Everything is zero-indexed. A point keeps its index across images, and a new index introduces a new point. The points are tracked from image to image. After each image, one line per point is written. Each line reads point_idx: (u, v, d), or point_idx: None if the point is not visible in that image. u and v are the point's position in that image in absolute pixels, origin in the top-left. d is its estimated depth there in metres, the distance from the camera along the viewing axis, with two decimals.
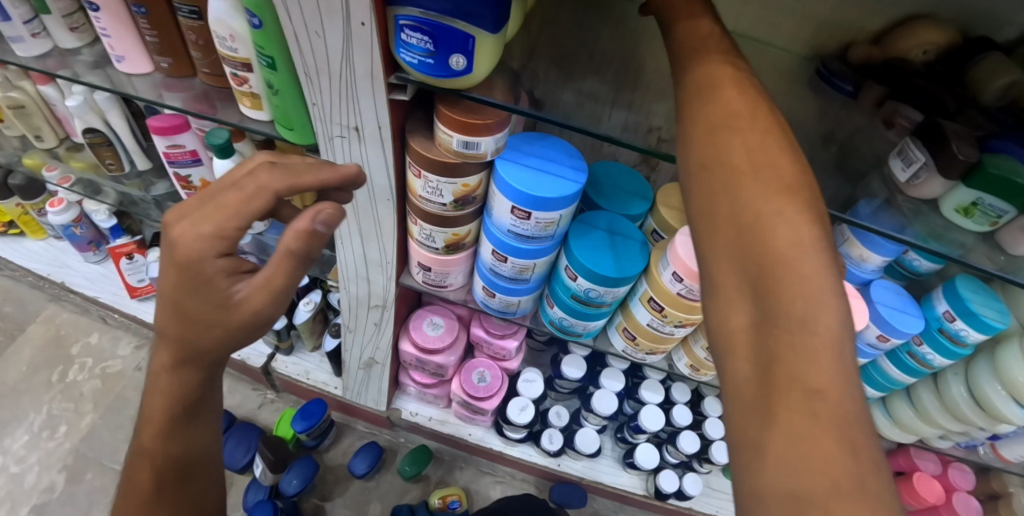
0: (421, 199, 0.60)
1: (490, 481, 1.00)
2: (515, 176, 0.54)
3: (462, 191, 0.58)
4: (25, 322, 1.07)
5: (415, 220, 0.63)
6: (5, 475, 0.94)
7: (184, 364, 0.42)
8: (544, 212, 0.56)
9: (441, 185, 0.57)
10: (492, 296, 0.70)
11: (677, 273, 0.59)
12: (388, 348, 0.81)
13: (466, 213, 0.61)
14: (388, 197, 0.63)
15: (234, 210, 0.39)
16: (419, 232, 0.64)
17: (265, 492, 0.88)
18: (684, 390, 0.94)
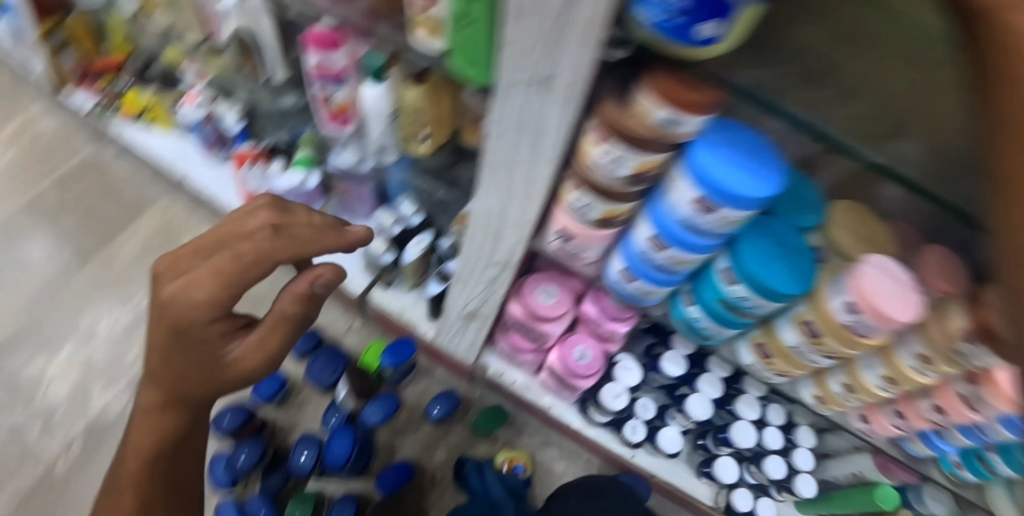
0: (592, 168, 0.56)
1: (555, 455, 0.98)
2: (711, 165, 0.49)
3: (643, 167, 0.54)
4: (143, 206, 1.10)
5: (574, 187, 0.60)
6: (111, 345, 0.99)
7: (172, 408, 0.57)
8: (730, 210, 0.50)
9: (623, 157, 0.52)
10: (630, 281, 0.66)
11: (854, 303, 0.51)
12: (496, 305, 0.79)
13: (633, 191, 0.58)
14: (552, 157, 0.58)
15: (219, 273, 0.50)
16: (575, 201, 0.61)
17: (343, 417, 0.89)
18: (780, 413, 0.89)
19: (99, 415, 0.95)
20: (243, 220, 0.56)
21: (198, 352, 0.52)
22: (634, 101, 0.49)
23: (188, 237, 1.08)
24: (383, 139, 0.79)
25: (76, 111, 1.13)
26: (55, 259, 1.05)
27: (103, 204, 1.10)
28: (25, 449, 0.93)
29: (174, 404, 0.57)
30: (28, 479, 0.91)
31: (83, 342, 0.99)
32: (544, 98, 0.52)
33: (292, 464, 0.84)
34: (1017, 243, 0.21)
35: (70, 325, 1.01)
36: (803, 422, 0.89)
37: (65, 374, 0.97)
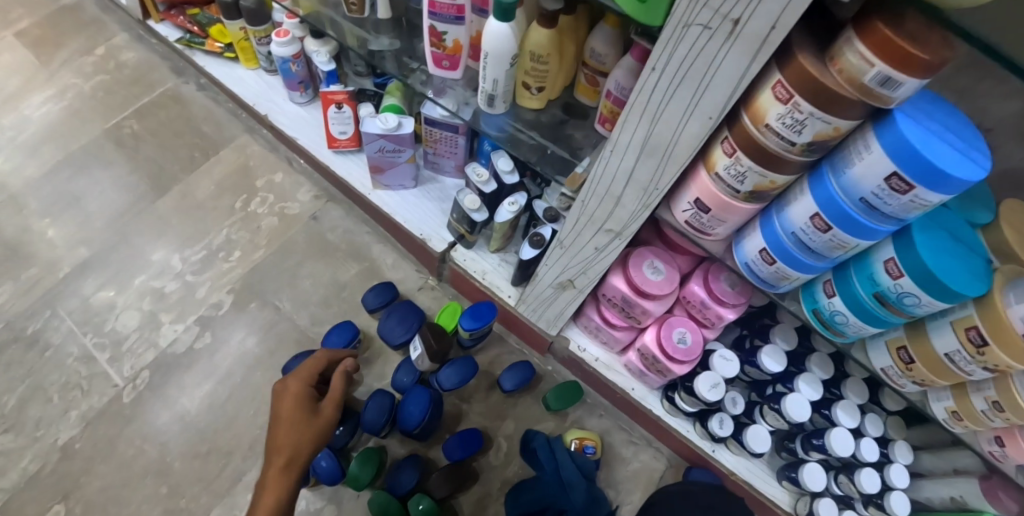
0: (765, 131, 0.49)
1: (625, 440, 0.95)
2: (920, 136, 0.42)
3: (827, 134, 0.46)
4: (220, 145, 1.10)
5: (731, 152, 0.54)
6: (182, 281, 0.98)
7: (292, 464, 0.67)
8: (928, 193, 0.44)
9: (808, 120, 0.45)
10: (770, 263, 0.61)
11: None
12: (597, 276, 0.74)
13: (803, 160, 0.51)
14: (712, 115, 0.52)
15: (304, 371, 0.77)
16: (728, 167, 0.55)
17: (414, 377, 0.86)
18: (878, 423, 0.83)
19: (166, 349, 0.94)
20: (282, 392, 0.73)
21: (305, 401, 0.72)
22: (839, 54, 0.42)
23: (263, 179, 1.07)
24: (495, 89, 0.70)
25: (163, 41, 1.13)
26: (131, 190, 1.05)
27: (182, 140, 1.10)
28: (94, 375, 0.93)
29: (295, 461, 0.67)
30: (95, 404, 0.92)
31: (155, 274, 0.99)
32: (724, 44, 0.45)
33: (364, 420, 0.81)
34: None
35: (142, 257, 1.00)
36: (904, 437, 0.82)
37: (135, 304, 0.97)
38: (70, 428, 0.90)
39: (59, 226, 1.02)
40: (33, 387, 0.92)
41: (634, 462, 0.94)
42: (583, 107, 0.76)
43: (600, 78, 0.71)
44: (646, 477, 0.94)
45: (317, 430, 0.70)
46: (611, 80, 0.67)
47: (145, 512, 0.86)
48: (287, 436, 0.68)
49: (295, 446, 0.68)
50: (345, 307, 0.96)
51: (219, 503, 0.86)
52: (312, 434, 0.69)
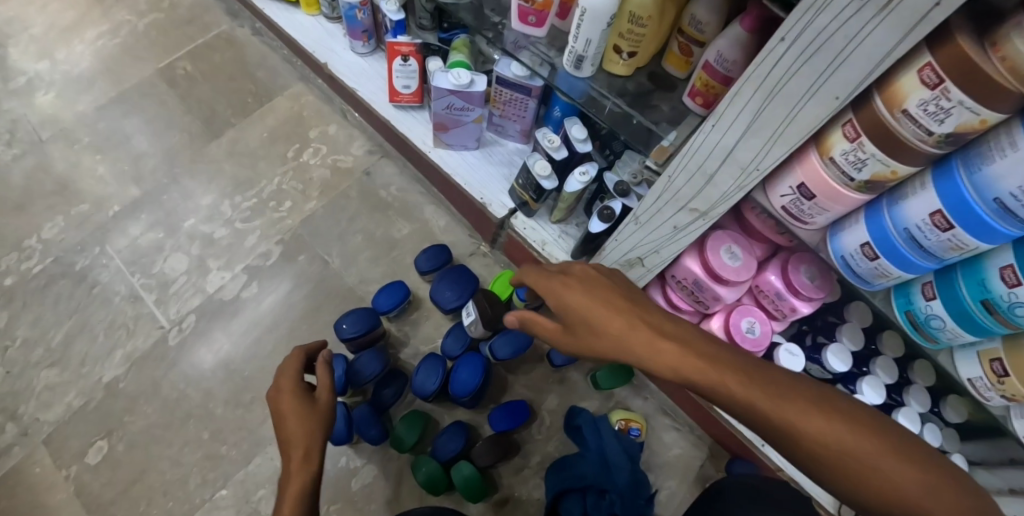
0: (900, 118, 0.44)
1: (668, 425, 0.94)
2: None
3: (973, 126, 0.40)
4: (274, 92, 1.07)
5: (853, 136, 0.49)
6: (231, 228, 0.98)
7: (307, 456, 0.60)
8: None
9: (954, 109, 0.40)
10: (873, 258, 0.57)
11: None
12: (671, 258, 0.72)
13: (935, 152, 0.45)
14: (838, 95, 0.46)
15: (291, 368, 0.70)
16: (846, 153, 0.50)
17: (463, 344, 0.85)
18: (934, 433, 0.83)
19: (213, 294, 0.94)
20: (277, 394, 0.67)
21: (301, 395, 0.66)
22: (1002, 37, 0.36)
23: (316, 130, 1.05)
24: (586, 50, 0.66)
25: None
26: (182, 132, 1.04)
27: (235, 84, 1.07)
28: (140, 315, 0.93)
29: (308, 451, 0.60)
30: (140, 344, 0.91)
31: (205, 219, 0.98)
32: (872, 19, 0.39)
33: (414, 384, 0.79)
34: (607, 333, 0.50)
35: (191, 201, 0.99)
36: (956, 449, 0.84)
37: (184, 248, 0.97)
38: (115, 366, 0.90)
39: (110, 163, 1.01)
40: (80, 322, 0.92)
41: (675, 447, 0.93)
42: (670, 78, 0.72)
43: (695, 47, 0.66)
44: (685, 465, 0.92)
45: (321, 417, 0.64)
46: (711, 49, 0.62)
47: (186, 454, 0.86)
48: (296, 427, 0.62)
49: (308, 434, 0.61)
50: (395, 267, 0.96)
51: (258, 452, 0.87)
52: (318, 422, 0.63)
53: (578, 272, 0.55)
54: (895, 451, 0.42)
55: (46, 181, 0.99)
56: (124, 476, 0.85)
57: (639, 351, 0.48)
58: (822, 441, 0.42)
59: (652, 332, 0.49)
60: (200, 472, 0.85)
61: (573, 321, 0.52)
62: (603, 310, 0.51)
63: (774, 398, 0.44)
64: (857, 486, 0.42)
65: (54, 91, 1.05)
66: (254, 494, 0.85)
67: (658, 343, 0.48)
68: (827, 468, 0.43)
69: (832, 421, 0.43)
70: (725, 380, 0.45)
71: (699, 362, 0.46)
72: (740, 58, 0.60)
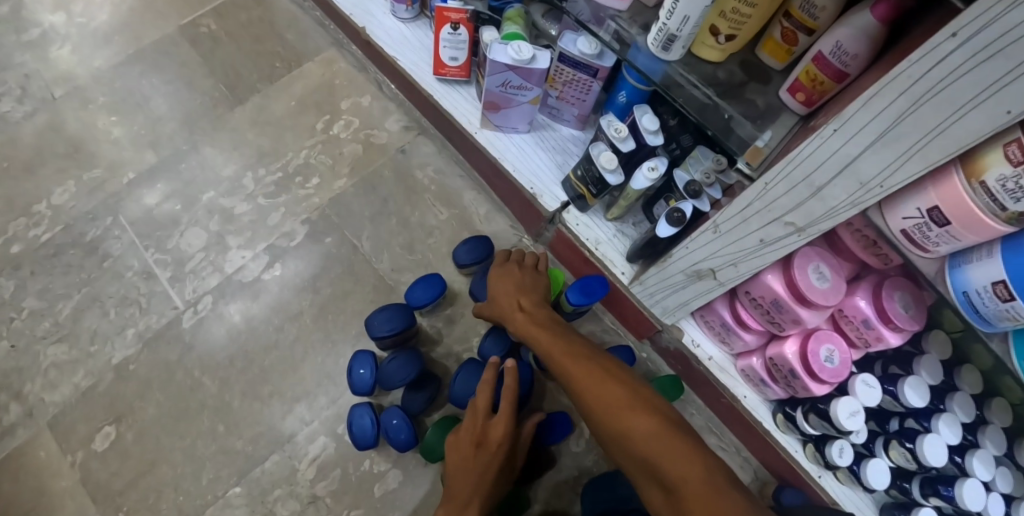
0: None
1: (711, 444, 0.88)
2: None
3: None
4: (304, 57, 0.98)
5: (1018, 162, 0.39)
6: (255, 204, 0.90)
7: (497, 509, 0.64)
8: None
9: None
10: (1005, 300, 0.49)
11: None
12: (750, 273, 0.64)
13: None
14: (1013, 111, 0.37)
15: (501, 404, 0.65)
16: (1005, 179, 0.41)
17: (503, 348, 0.78)
18: (1007, 479, 0.76)
19: (232, 276, 0.87)
20: (484, 428, 0.64)
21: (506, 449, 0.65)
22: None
23: (348, 101, 0.96)
24: (682, 29, 0.56)
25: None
26: (203, 95, 0.95)
27: (262, 46, 0.98)
28: (154, 293, 0.86)
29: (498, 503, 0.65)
30: (154, 324, 0.85)
31: (225, 193, 0.90)
32: None
33: (452, 391, 0.72)
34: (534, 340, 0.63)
35: (211, 173, 0.91)
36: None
37: (202, 223, 0.89)
38: (126, 346, 0.84)
39: (125, 126, 0.93)
40: (90, 297, 0.86)
41: None
42: (765, 68, 0.62)
43: (801, 35, 0.56)
44: None
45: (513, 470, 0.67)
46: (827, 38, 0.52)
47: (199, 446, 0.81)
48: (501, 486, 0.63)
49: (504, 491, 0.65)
50: (429, 257, 0.89)
51: (276, 448, 0.81)
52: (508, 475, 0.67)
53: (506, 269, 0.75)
54: (669, 428, 0.46)
55: (57, 143, 0.91)
56: (134, 464, 0.80)
57: (518, 330, 0.66)
58: (598, 395, 0.51)
59: (532, 323, 0.65)
60: (214, 467, 0.80)
61: (491, 302, 0.72)
62: (507, 295, 0.71)
63: (623, 389, 0.51)
64: (624, 453, 0.47)
65: (68, 46, 0.96)
66: (270, 494, 0.79)
67: (527, 328, 0.65)
68: (620, 447, 0.47)
69: (617, 386, 0.52)
70: (584, 376, 0.54)
71: (557, 349, 0.60)
72: (864, 51, 0.49)
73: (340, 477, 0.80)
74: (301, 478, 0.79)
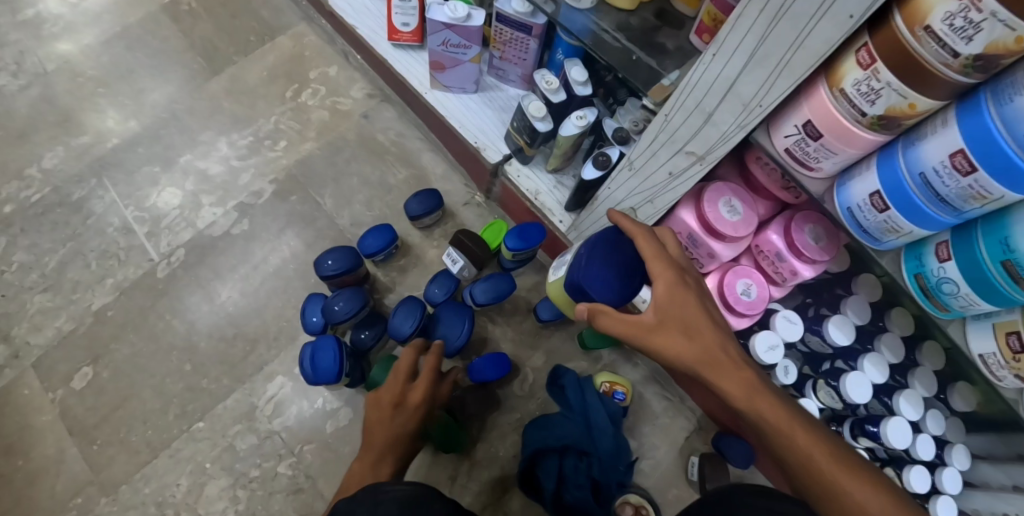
0: (921, 37, 0.38)
1: (657, 394, 0.91)
2: None
3: (1004, 47, 0.34)
4: (278, 31, 1.05)
5: (868, 64, 0.43)
6: (226, 166, 0.97)
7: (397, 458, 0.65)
8: None
9: (982, 24, 0.34)
10: (881, 210, 0.51)
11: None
12: (664, 208, 0.68)
13: (960, 83, 0.39)
14: (851, 14, 0.40)
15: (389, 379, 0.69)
16: (950, 15, 0.35)
17: (448, 291, 0.83)
18: (940, 424, 0.77)
19: (204, 231, 0.93)
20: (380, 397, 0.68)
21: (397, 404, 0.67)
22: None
23: (316, 72, 1.02)
24: None
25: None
26: (182, 67, 1.02)
27: (239, 21, 1.05)
28: (131, 247, 0.92)
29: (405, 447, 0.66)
30: (130, 275, 0.91)
31: (200, 156, 0.97)
32: None
33: (390, 325, 0.77)
34: (734, 384, 0.50)
35: (188, 137, 0.98)
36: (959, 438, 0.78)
37: (177, 183, 0.96)
38: (104, 295, 0.90)
39: (111, 95, 1.00)
40: (74, 250, 0.92)
41: (663, 417, 0.90)
42: (678, 16, 0.66)
43: None
44: (672, 435, 0.89)
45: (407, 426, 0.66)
46: None
47: (168, 386, 0.87)
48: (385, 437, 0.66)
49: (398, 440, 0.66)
50: (386, 213, 0.94)
51: (238, 388, 0.87)
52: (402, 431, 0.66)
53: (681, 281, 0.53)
54: None
55: (49, 112, 0.99)
56: (108, 403, 0.86)
57: (714, 373, 0.51)
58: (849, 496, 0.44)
59: (758, 383, 0.50)
60: (181, 404, 0.86)
61: (666, 331, 0.51)
62: (708, 326, 0.52)
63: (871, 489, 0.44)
64: None
65: (62, 24, 1.04)
66: (231, 429, 0.85)
67: (757, 398, 0.49)
68: None
69: (866, 488, 0.45)
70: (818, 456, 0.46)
71: (779, 412, 0.49)
72: None
73: (296, 413, 0.86)
74: (260, 416, 0.86)
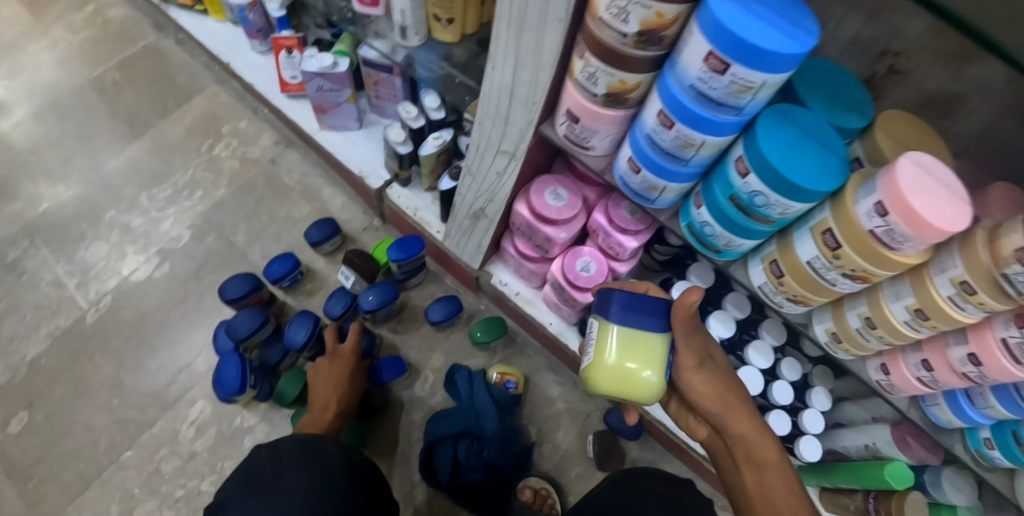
0: (600, 26, 0.49)
1: (552, 382, 0.99)
2: (728, 13, 0.41)
3: (652, 21, 0.46)
4: (193, 94, 1.22)
5: (582, 53, 0.54)
6: (148, 217, 1.09)
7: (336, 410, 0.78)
8: (746, 70, 0.43)
9: (630, 6, 0.45)
10: (636, 172, 0.60)
11: (881, 205, 0.45)
12: (503, 203, 0.77)
13: (645, 56, 0.50)
14: (560, 18, 0.52)
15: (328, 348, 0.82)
16: (608, 6, 0.47)
17: (346, 304, 0.91)
18: (795, 369, 0.84)
19: (128, 276, 1.04)
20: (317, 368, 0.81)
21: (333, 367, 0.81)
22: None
23: (227, 126, 1.17)
24: (404, 20, 0.72)
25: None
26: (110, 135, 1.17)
27: (160, 91, 1.22)
28: (63, 298, 1.02)
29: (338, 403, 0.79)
30: (62, 324, 1.00)
31: (123, 210, 1.10)
32: None
33: (286, 338, 0.86)
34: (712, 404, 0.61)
35: (114, 195, 1.12)
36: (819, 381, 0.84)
37: (104, 237, 1.08)
38: (37, 344, 0.99)
39: (45, 166, 1.14)
40: (10, 305, 1.02)
41: (560, 402, 0.97)
42: None
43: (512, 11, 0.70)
44: (570, 417, 0.97)
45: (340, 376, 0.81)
46: None
47: (96, 420, 0.94)
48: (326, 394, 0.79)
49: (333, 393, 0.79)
50: (293, 243, 1.04)
51: (162, 415, 0.94)
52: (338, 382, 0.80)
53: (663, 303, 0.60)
54: None
55: None
56: (40, 443, 0.92)
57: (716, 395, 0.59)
58: None
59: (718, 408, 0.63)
60: (109, 436, 0.93)
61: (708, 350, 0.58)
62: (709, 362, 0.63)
63: None
64: None
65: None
66: (156, 453, 0.91)
67: None
68: None
69: None
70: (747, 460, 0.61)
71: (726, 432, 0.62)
72: None
73: (216, 433, 0.93)
74: (183, 439, 0.92)
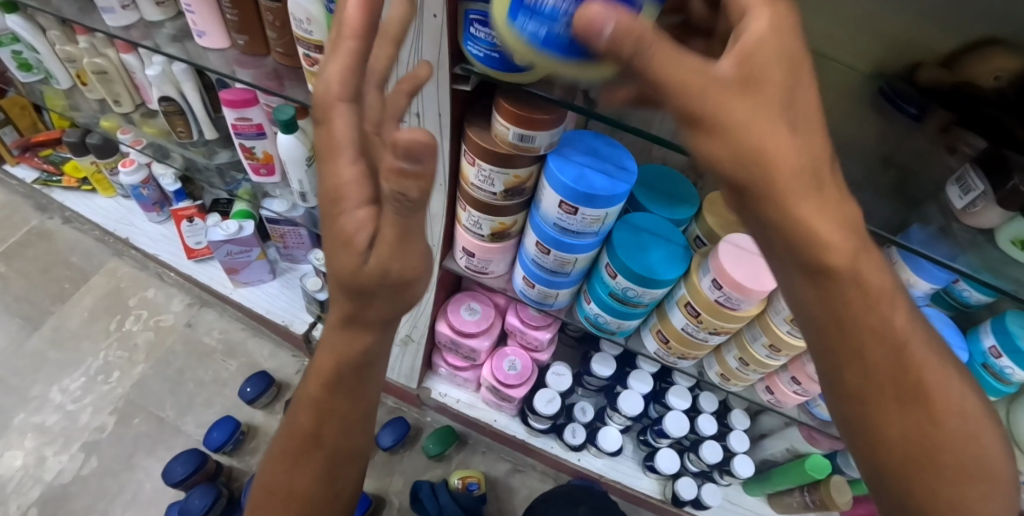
0: (472, 187, 0.61)
1: (510, 469, 1.05)
2: (567, 172, 0.54)
3: (513, 181, 0.58)
4: (92, 272, 1.21)
5: (464, 207, 0.65)
6: (63, 412, 1.05)
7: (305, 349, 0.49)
8: (590, 209, 0.56)
9: (493, 174, 0.58)
10: (532, 286, 0.71)
11: (716, 281, 0.58)
12: (425, 328, 0.85)
13: (514, 203, 0.62)
14: (440, 183, 0.64)
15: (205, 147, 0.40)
16: (476, 175, 0.59)
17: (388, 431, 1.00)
18: (712, 400, 0.94)
19: (52, 482, 0.98)
20: None
21: None
22: (493, 124, 0.54)
23: (135, 298, 1.18)
24: (303, 187, 0.80)
25: (21, 182, 1.27)
26: (5, 331, 1.13)
27: (52, 274, 1.20)
28: None
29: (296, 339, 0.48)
30: None
31: (34, 411, 1.05)
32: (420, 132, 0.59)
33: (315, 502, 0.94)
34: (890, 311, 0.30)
35: (20, 396, 1.06)
36: (736, 404, 0.95)
37: (17, 444, 1.01)
38: None
39: None
40: None
41: (523, 488, 1.04)
42: None
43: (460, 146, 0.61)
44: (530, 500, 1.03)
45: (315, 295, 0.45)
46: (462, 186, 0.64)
47: None
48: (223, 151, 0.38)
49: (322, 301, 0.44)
50: (228, 405, 1.07)
51: None
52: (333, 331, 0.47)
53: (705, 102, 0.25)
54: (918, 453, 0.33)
55: None
56: None
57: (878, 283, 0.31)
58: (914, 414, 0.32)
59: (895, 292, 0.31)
60: None
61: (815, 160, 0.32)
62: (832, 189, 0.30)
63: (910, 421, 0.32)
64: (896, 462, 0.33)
65: None
66: None
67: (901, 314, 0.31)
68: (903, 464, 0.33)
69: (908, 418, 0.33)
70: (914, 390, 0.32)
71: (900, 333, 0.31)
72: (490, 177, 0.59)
73: None
74: None
